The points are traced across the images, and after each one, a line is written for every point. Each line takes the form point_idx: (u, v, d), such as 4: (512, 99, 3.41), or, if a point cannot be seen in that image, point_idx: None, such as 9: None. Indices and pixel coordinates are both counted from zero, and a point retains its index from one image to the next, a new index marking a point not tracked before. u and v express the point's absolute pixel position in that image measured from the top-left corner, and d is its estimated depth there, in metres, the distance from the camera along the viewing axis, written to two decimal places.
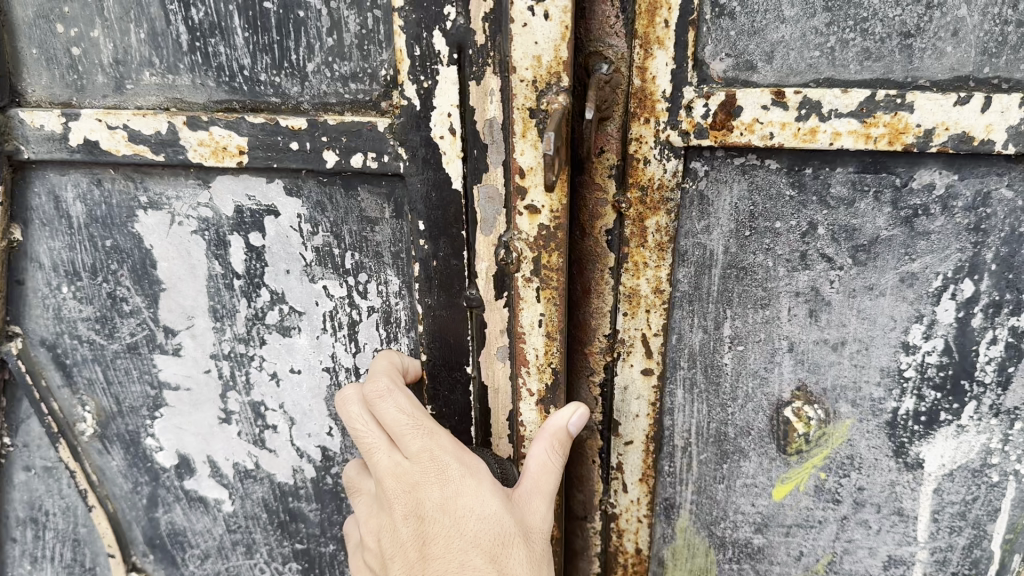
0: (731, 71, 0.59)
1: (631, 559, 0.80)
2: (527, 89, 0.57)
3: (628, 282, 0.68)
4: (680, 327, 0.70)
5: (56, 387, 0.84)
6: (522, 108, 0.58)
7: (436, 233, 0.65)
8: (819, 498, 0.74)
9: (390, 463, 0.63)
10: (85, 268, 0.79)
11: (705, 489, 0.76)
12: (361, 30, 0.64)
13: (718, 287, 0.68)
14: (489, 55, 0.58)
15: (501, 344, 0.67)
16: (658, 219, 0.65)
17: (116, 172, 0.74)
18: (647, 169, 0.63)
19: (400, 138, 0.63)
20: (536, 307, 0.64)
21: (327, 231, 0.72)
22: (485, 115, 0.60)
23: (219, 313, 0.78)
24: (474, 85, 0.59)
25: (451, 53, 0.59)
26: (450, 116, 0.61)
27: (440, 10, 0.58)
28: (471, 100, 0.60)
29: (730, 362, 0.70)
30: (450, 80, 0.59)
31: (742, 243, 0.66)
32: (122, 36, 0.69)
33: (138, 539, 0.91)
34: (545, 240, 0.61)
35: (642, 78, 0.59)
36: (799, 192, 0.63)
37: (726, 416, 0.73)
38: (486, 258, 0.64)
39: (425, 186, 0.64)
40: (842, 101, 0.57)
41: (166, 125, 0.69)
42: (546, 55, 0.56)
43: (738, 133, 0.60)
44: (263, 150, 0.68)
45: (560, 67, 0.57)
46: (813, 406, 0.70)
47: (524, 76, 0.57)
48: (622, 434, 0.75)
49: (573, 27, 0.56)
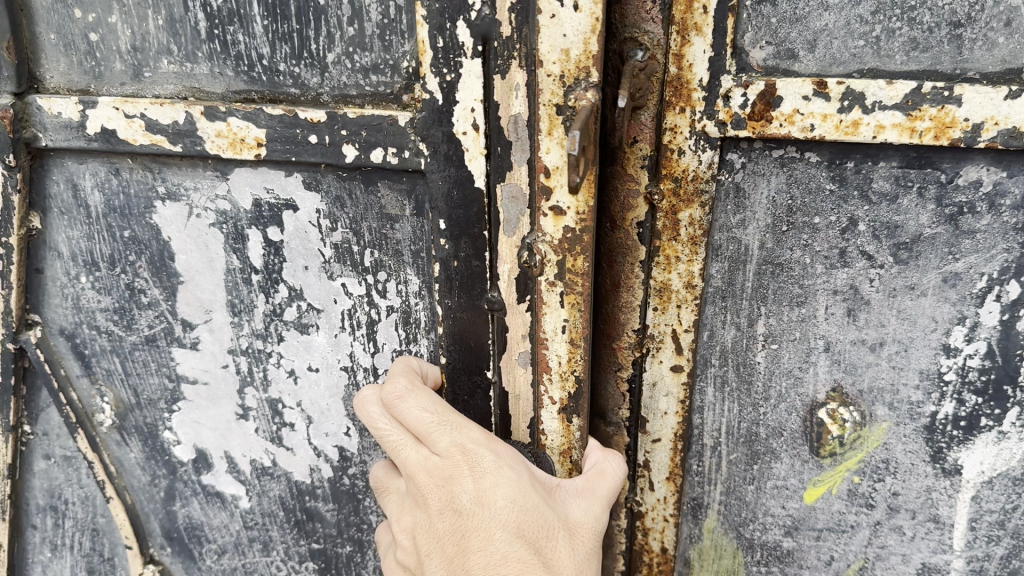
0: (771, 60, 0.57)
1: (656, 559, 0.78)
2: (554, 84, 0.56)
3: (659, 276, 0.66)
4: (712, 324, 0.68)
5: (75, 376, 0.85)
6: (548, 103, 0.56)
7: (457, 233, 0.64)
8: (852, 503, 0.72)
9: (419, 459, 0.62)
10: (102, 257, 0.79)
11: (734, 489, 0.75)
12: (383, 20, 0.63)
13: (753, 284, 0.66)
14: (515, 48, 0.56)
15: (523, 349, 0.66)
16: (691, 212, 0.63)
17: (134, 162, 0.74)
18: (682, 161, 0.61)
19: (421, 134, 0.62)
20: (559, 312, 0.62)
21: (346, 227, 0.71)
22: (510, 110, 0.58)
23: (236, 308, 0.78)
24: (499, 79, 0.58)
25: (475, 44, 0.57)
26: (473, 111, 0.59)
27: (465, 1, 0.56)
28: (495, 94, 0.58)
29: (764, 361, 0.69)
30: (474, 73, 0.58)
31: (779, 238, 0.64)
32: (139, 22, 0.69)
33: (155, 531, 0.91)
34: (570, 243, 0.60)
35: (678, 66, 0.58)
36: (840, 187, 0.61)
37: (758, 416, 0.71)
38: (508, 261, 0.63)
39: (446, 183, 0.63)
40: (887, 92, 0.55)
41: (183, 114, 0.68)
42: (574, 49, 0.55)
43: (777, 124, 0.58)
44: (283, 142, 0.67)
45: (589, 61, 0.55)
46: (849, 408, 0.68)
47: (551, 70, 0.56)
48: (650, 431, 0.73)
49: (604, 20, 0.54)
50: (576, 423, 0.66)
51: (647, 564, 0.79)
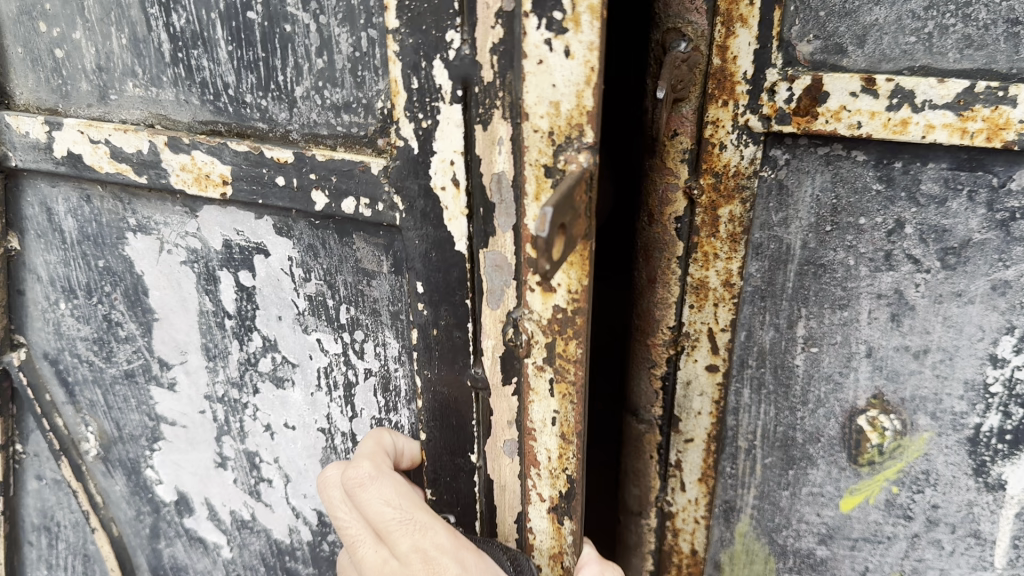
0: (819, 54, 0.56)
1: (686, 560, 0.78)
2: (541, 142, 0.50)
3: (697, 273, 0.65)
4: (750, 324, 0.67)
5: (60, 403, 0.89)
6: (535, 163, 0.51)
7: (437, 299, 0.59)
8: (889, 514, 0.70)
9: (377, 560, 0.58)
10: (79, 285, 0.81)
11: (768, 494, 0.73)
12: (353, 54, 0.59)
13: (794, 284, 0.64)
14: (498, 95, 0.50)
15: (508, 436, 0.60)
16: (731, 208, 0.62)
17: (104, 191, 0.75)
18: (723, 155, 0.60)
19: (396, 184, 0.58)
20: (549, 401, 0.57)
21: (319, 279, 0.69)
22: (493, 167, 0.53)
23: (211, 352, 0.79)
24: (481, 130, 0.52)
25: (454, 88, 0.52)
26: (453, 164, 0.54)
27: (442, 35, 0.51)
28: (477, 147, 0.53)
29: (803, 364, 0.67)
30: (453, 121, 0.53)
31: (822, 238, 0.62)
32: (104, 41, 0.68)
33: (142, 566, 0.95)
34: (561, 325, 0.54)
35: (722, 57, 0.57)
36: (887, 187, 0.59)
37: (794, 420, 0.70)
38: (492, 336, 0.58)
39: (424, 243, 0.58)
40: (938, 91, 0.53)
41: (147, 144, 0.68)
42: (565, 102, 0.48)
43: (823, 120, 0.57)
44: (247, 182, 0.65)
45: (582, 117, 0.48)
46: (889, 415, 0.67)
47: (539, 125, 0.50)
48: (683, 431, 0.72)
49: (599, 70, 0.47)
50: (565, 525, 0.61)
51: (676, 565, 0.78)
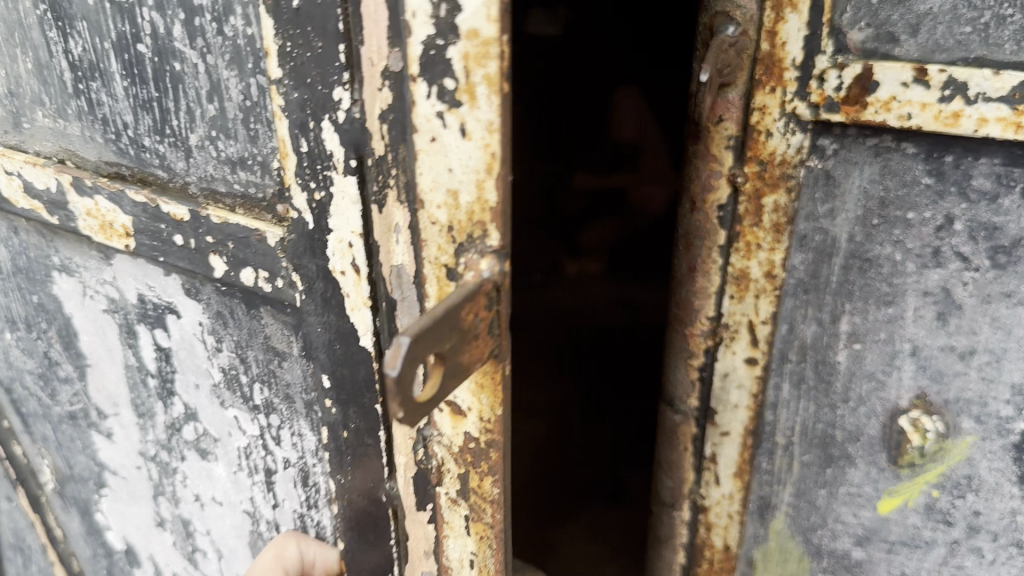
0: (871, 43, 0.55)
1: (719, 555, 0.78)
2: (440, 238, 0.50)
3: (738, 263, 0.65)
4: (792, 319, 0.66)
5: (19, 431, 1.00)
6: (435, 262, 0.51)
7: (343, 398, 0.63)
8: (928, 518, 0.69)
9: None
10: (20, 316, 0.87)
11: (805, 493, 0.73)
12: (243, 104, 0.57)
13: (839, 278, 0.64)
14: (392, 179, 0.51)
15: (426, 563, 0.63)
16: (776, 198, 0.62)
17: (30, 228, 0.78)
18: (770, 143, 0.61)
19: (294, 262, 0.59)
20: (464, 534, 0.58)
21: (231, 353, 0.70)
22: (392, 259, 0.54)
23: (139, 410, 0.82)
24: (377, 212, 0.53)
25: (346, 156, 0.52)
26: (351, 246, 0.55)
27: (329, 94, 0.51)
28: (374, 230, 0.54)
29: (845, 361, 0.66)
30: (350, 205, 0.54)
31: (869, 232, 0.61)
32: (12, 64, 0.70)
33: None
34: (471, 455, 0.55)
35: (771, 42, 0.57)
36: (937, 181, 0.58)
37: (834, 418, 0.69)
38: (404, 453, 0.60)
39: (327, 331, 0.61)
40: (993, 84, 0.52)
41: (53, 181, 0.70)
42: (465, 190, 0.47)
43: (873, 111, 0.56)
44: (149, 238, 0.66)
45: (485, 212, 0.47)
46: (932, 417, 0.65)
47: (435, 218, 0.50)
48: (719, 424, 0.72)
49: (499, 154, 0.45)
50: None
51: (707, 559, 0.78)
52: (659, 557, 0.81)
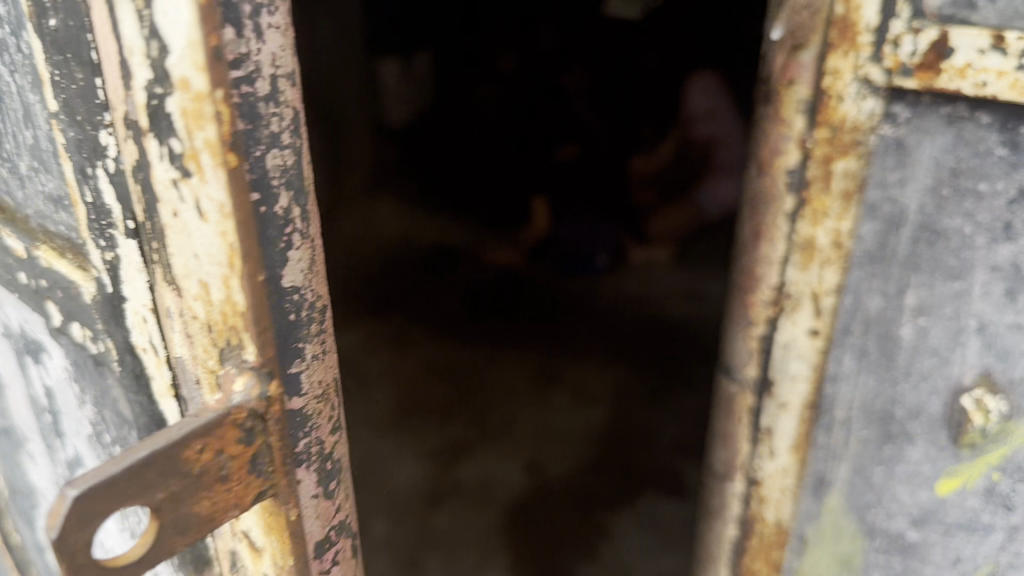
0: (948, 9, 0.54)
1: (770, 531, 0.78)
2: (207, 349, 0.65)
3: (805, 231, 0.65)
4: (858, 289, 0.65)
5: None
6: (208, 368, 0.66)
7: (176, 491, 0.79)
8: (988, 500, 0.70)
9: None
10: None
11: (862, 470, 0.72)
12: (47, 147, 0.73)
13: (907, 249, 0.63)
14: (173, 288, 0.66)
15: None
16: (846, 163, 0.62)
17: None
18: (841, 109, 0.60)
19: (111, 332, 0.76)
20: None
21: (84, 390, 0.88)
22: (177, 354, 0.70)
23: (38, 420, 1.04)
24: (161, 303, 0.68)
25: (132, 231, 0.67)
26: (148, 324, 0.71)
27: (106, 164, 0.66)
28: (162, 328, 0.70)
29: (909, 336, 0.66)
30: (145, 296, 0.70)
31: (939, 203, 0.61)
32: None
33: None
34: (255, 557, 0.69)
35: (846, 5, 0.57)
36: (1011, 152, 0.58)
37: (896, 395, 0.68)
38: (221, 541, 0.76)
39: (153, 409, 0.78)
40: None
41: None
42: (214, 287, 0.62)
43: (946, 77, 0.56)
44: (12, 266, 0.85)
45: (236, 314, 0.62)
46: (997, 397, 0.65)
47: (200, 320, 0.64)
48: (778, 396, 0.71)
49: (229, 242, 0.59)
50: None
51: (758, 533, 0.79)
52: (711, 528, 0.82)
